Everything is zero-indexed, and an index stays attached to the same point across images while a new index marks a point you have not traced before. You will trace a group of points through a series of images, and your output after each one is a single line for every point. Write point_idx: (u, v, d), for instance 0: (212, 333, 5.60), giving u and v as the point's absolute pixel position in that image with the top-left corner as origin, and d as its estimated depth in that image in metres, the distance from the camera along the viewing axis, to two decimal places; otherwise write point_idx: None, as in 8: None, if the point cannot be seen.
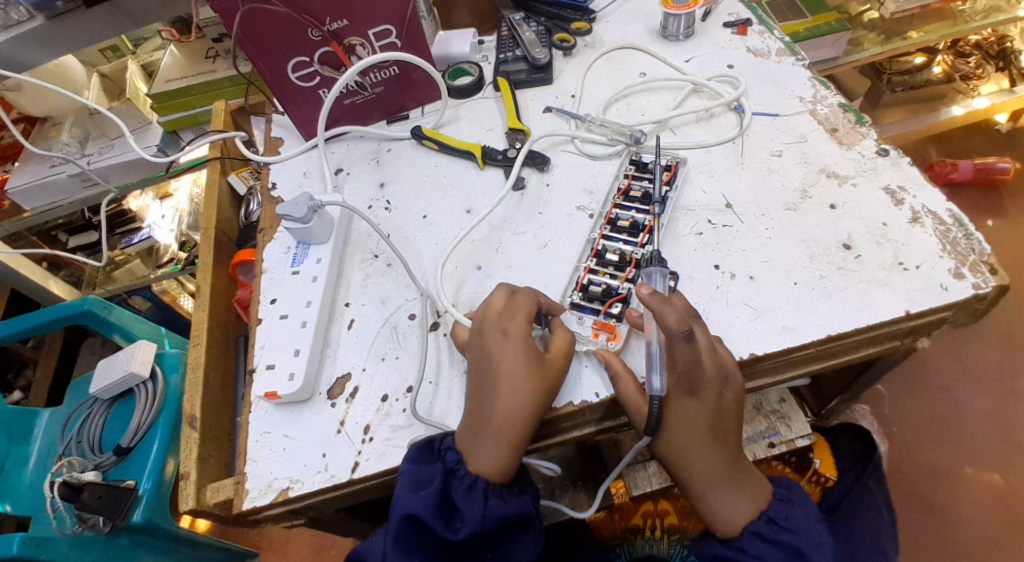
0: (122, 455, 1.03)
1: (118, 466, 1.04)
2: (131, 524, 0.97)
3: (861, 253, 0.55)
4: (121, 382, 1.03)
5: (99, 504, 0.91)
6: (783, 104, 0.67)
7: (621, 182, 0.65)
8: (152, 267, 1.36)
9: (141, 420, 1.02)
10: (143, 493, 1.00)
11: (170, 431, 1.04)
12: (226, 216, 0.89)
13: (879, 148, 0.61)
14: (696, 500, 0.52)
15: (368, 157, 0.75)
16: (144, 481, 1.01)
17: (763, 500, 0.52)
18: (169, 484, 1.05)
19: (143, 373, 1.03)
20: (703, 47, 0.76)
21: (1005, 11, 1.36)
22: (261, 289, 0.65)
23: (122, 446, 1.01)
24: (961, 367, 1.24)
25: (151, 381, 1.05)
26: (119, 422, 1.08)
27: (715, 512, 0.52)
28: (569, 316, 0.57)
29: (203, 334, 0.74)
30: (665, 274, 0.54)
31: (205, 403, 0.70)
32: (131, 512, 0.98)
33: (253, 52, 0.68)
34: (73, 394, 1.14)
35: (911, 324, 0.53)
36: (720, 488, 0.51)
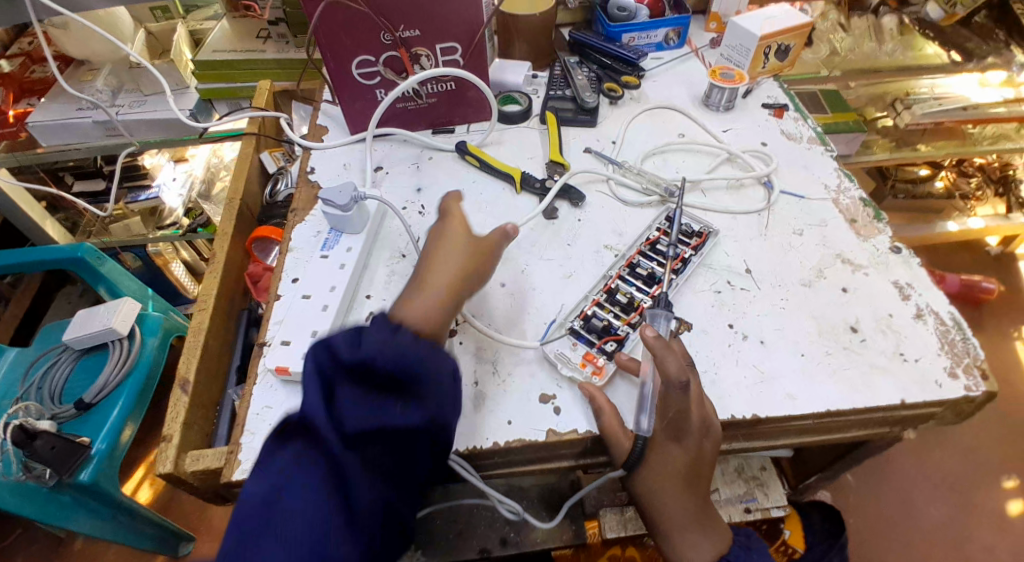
0: (82, 410, 1.01)
1: (75, 420, 1.01)
2: (77, 482, 0.93)
3: (866, 338, 0.58)
4: (96, 335, 1.02)
5: (49, 455, 0.88)
6: (810, 191, 0.70)
7: (651, 235, 0.67)
8: (151, 228, 1.35)
9: (109, 377, 1.01)
10: (94, 453, 0.97)
11: (135, 394, 1.03)
12: (252, 191, 0.91)
13: (893, 246, 0.64)
14: (661, 537, 0.54)
15: (409, 161, 0.78)
16: (98, 441, 0.98)
17: (725, 547, 0.53)
18: (123, 450, 1.02)
19: (121, 331, 1.02)
20: (741, 121, 0.80)
21: (1011, 140, 1.46)
22: (283, 265, 0.65)
23: (83, 400, 0.99)
24: (926, 472, 1.27)
25: (128, 340, 1.04)
26: (85, 373, 1.07)
27: (679, 552, 0.53)
28: (564, 341, 0.58)
29: (210, 301, 0.74)
30: (668, 319, 0.56)
31: (199, 369, 0.70)
32: (79, 470, 0.95)
33: (325, 42, 0.71)
34: (45, 337, 1.12)
35: (902, 414, 0.55)
36: (687, 530, 0.53)
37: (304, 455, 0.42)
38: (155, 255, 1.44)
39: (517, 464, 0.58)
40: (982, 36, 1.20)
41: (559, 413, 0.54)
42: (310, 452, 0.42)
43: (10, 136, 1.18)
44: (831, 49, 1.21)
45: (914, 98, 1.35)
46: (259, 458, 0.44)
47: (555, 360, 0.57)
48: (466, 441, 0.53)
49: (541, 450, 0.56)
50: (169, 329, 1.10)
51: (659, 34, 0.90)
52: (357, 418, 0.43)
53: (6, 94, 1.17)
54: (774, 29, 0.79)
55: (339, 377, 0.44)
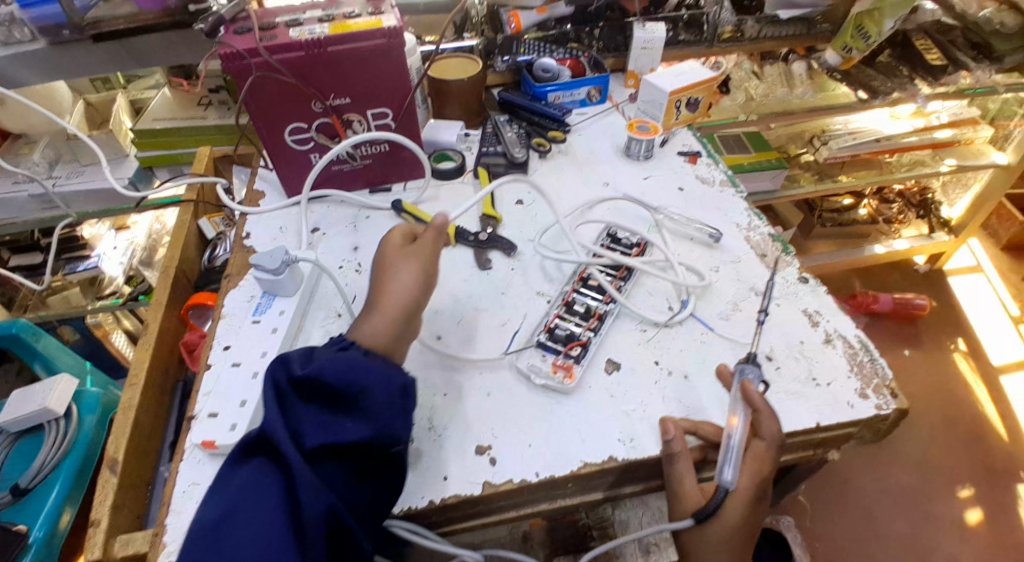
0: (16, 498, 0.95)
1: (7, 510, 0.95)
2: None
3: (781, 365, 0.61)
4: (31, 417, 0.97)
5: None
6: (721, 230, 0.75)
7: (596, 248, 0.74)
8: (91, 298, 1.34)
9: (46, 460, 0.95)
10: (32, 543, 0.92)
11: (72, 477, 0.99)
12: (188, 257, 0.90)
13: (801, 276, 0.69)
14: None
15: (347, 221, 0.79)
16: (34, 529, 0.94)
17: None
18: (60, 537, 0.97)
19: (59, 410, 0.97)
20: (659, 169, 0.85)
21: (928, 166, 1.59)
22: (214, 334, 0.64)
23: (19, 486, 0.94)
24: (877, 491, 1.33)
25: (64, 420, 1.00)
26: (19, 460, 1.00)
27: None
28: (534, 354, 0.62)
29: (142, 373, 0.73)
30: (760, 376, 0.59)
31: (130, 446, 0.68)
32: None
33: (255, 114, 0.73)
34: None
35: (822, 435, 0.58)
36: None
37: (261, 468, 0.44)
38: (95, 326, 1.39)
39: (460, 519, 0.57)
40: (885, 73, 1.28)
41: (495, 464, 0.54)
42: (267, 467, 0.44)
43: None
44: (747, 96, 1.31)
45: (830, 134, 1.48)
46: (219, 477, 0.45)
47: (528, 372, 0.60)
48: (401, 501, 0.52)
49: (478, 504, 0.55)
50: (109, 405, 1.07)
51: (581, 92, 0.96)
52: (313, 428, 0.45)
53: None
54: (682, 85, 0.86)
55: (294, 392, 0.46)
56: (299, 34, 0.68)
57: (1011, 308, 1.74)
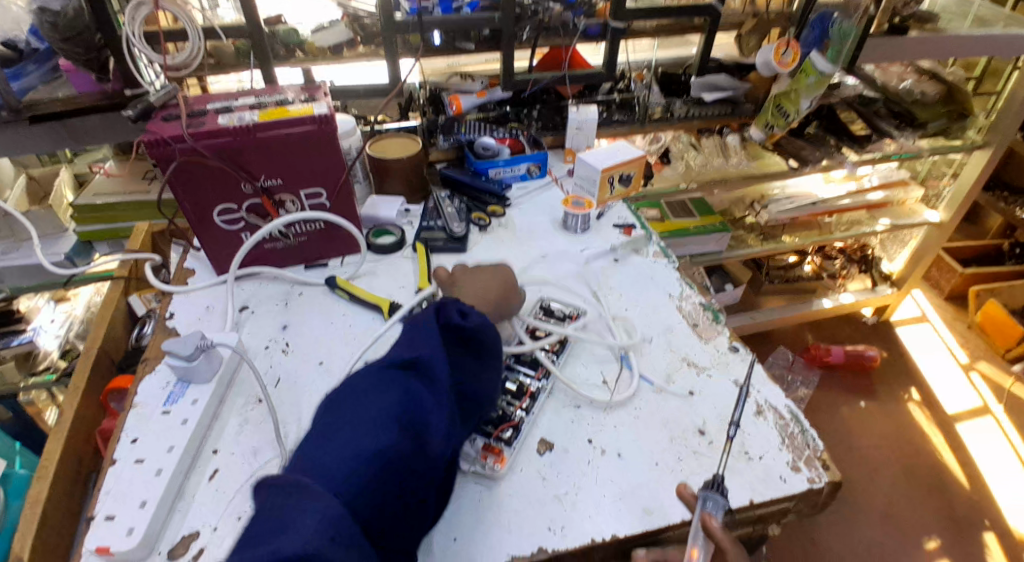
0: None
1: None
2: None
3: (713, 439, 0.60)
4: None
5: None
6: (654, 300, 0.76)
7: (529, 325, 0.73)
8: (24, 374, 1.24)
9: None
10: None
11: None
12: (114, 336, 0.87)
13: (731, 345, 0.70)
14: None
15: (278, 299, 0.78)
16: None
17: None
18: None
19: None
20: (595, 241, 0.87)
21: (865, 226, 1.65)
22: (120, 427, 0.60)
23: None
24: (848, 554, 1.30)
25: None
26: None
27: None
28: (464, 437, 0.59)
29: (52, 465, 0.70)
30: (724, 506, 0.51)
31: (36, 545, 0.64)
32: None
33: (183, 196, 0.72)
34: None
35: (757, 512, 0.56)
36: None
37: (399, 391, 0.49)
38: (27, 404, 1.27)
39: None
40: (814, 143, 1.34)
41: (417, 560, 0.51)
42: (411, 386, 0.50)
43: None
44: (686, 166, 1.36)
45: (769, 200, 1.55)
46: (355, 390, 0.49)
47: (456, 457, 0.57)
48: None
49: None
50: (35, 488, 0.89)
51: (521, 167, 0.98)
52: (446, 392, 0.50)
53: None
54: (614, 163, 0.89)
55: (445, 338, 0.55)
56: (227, 120, 0.69)
57: (959, 357, 1.79)
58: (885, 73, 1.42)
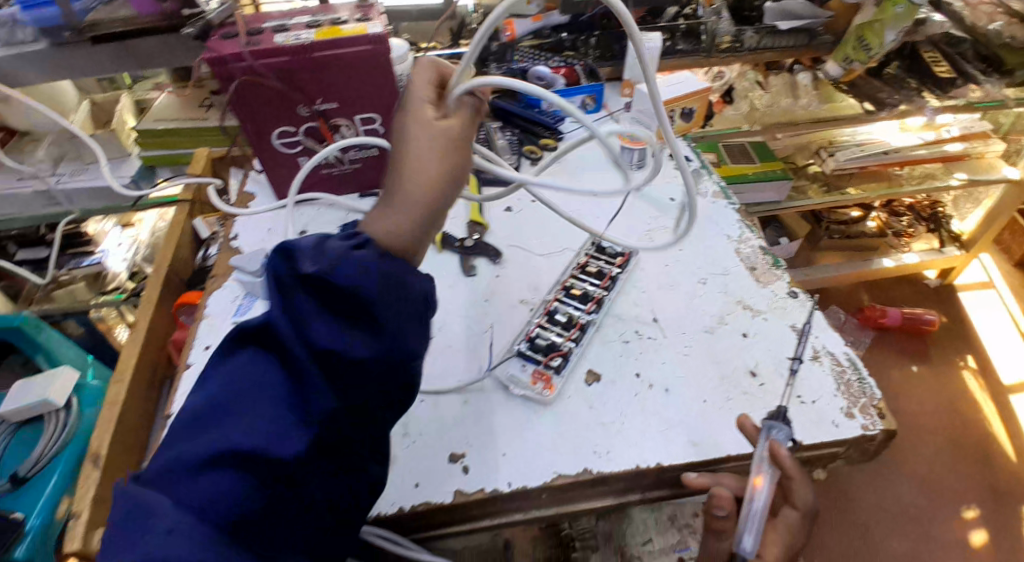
0: (16, 485, 0.95)
1: (6, 496, 0.95)
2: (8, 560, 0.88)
3: (764, 381, 0.59)
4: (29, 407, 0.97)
5: None
6: (712, 242, 0.73)
7: (579, 260, 0.72)
8: (95, 293, 1.34)
9: (43, 451, 0.96)
10: (28, 530, 0.92)
11: (69, 469, 0.98)
12: (182, 256, 0.92)
13: (791, 290, 0.67)
14: None
15: (334, 225, 0.79)
16: (31, 518, 0.93)
17: None
18: (59, 526, 0.97)
19: (58, 401, 0.98)
20: (651, 179, 0.84)
21: (937, 180, 1.56)
22: (194, 335, 0.64)
23: (18, 475, 0.94)
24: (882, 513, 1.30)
25: (66, 411, 1.01)
26: (19, 450, 1.00)
27: None
28: (514, 362, 0.60)
29: (128, 370, 0.76)
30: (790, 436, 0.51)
31: (113, 444, 0.70)
32: (12, 547, 0.89)
33: (243, 117, 0.73)
34: None
35: (804, 455, 0.56)
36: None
37: (256, 360, 0.41)
38: (98, 321, 1.34)
39: (431, 528, 0.56)
40: (893, 85, 1.26)
41: (466, 472, 0.53)
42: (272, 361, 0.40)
43: None
44: (751, 106, 1.30)
45: (838, 146, 1.47)
46: (207, 367, 0.42)
47: (507, 382, 0.59)
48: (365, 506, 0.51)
49: (450, 513, 0.54)
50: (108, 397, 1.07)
51: (576, 100, 0.94)
52: (314, 362, 0.39)
53: None
54: (675, 95, 0.85)
55: (303, 288, 0.40)
56: (285, 40, 0.68)
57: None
58: (974, 12, 1.30)
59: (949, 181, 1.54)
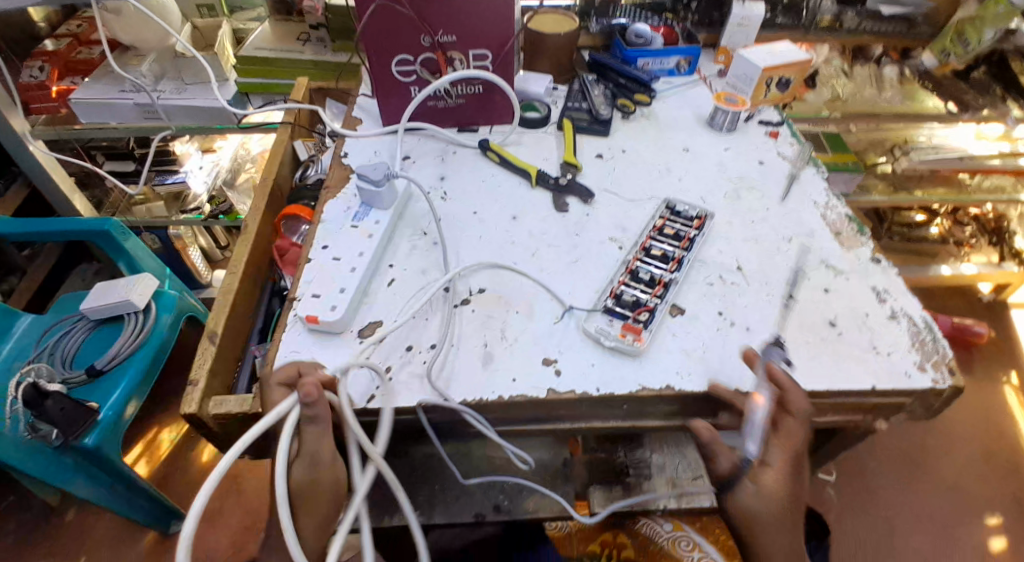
0: (93, 377, 1.09)
1: (84, 386, 1.09)
2: (81, 445, 1.00)
3: (842, 331, 0.63)
4: (114, 306, 1.13)
5: (59, 415, 0.95)
6: (799, 206, 0.76)
7: (654, 223, 0.73)
8: (175, 211, 1.42)
9: (121, 348, 1.10)
10: (100, 420, 1.04)
11: (140, 373, 1.11)
12: (284, 173, 0.97)
13: (873, 256, 0.70)
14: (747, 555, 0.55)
15: (435, 153, 0.84)
16: (103, 409, 1.05)
17: None
18: (126, 424, 1.09)
19: (139, 305, 1.14)
20: (741, 143, 0.86)
21: (1007, 193, 1.53)
22: (314, 235, 0.71)
23: (95, 367, 1.08)
24: (909, 512, 1.32)
25: (142, 314, 1.16)
26: (96, 344, 1.17)
27: None
28: (601, 318, 0.63)
29: (241, 265, 0.80)
30: (783, 358, 0.60)
31: (226, 325, 0.75)
32: (85, 435, 1.01)
33: (369, 48, 0.79)
34: (59, 307, 1.23)
35: (873, 400, 0.60)
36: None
37: None
38: (176, 238, 1.51)
39: (515, 424, 0.62)
40: (978, 89, 1.24)
41: (559, 375, 0.58)
42: None
43: (50, 111, 1.23)
44: (834, 94, 1.27)
45: (913, 146, 1.45)
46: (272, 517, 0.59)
47: (598, 334, 0.61)
48: (468, 393, 0.57)
49: (541, 410, 0.59)
50: (182, 309, 1.20)
51: (671, 61, 0.97)
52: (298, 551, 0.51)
53: (51, 71, 1.22)
54: (776, 64, 0.88)
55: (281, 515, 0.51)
56: None
57: None
58: None
59: (1018, 196, 1.52)
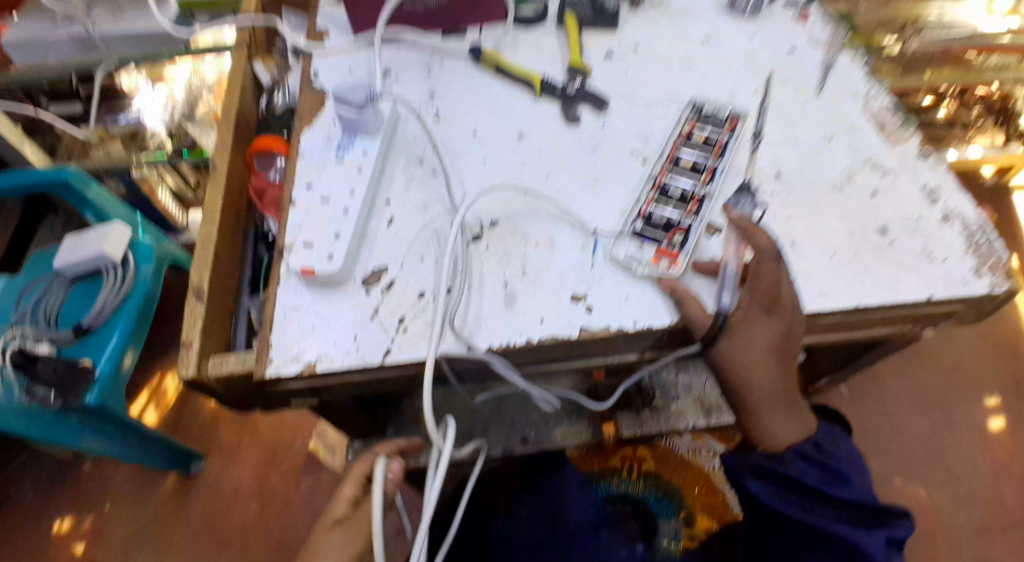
0: (81, 334, 1.03)
1: (74, 344, 1.03)
2: (84, 403, 0.96)
3: (894, 239, 0.57)
4: (89, 261, 1.04)
5: (53, 376, 0.90)
6: (836, 98, 0.68)
7: (684, 127, 0.65)
8: (134, 152, 1.28)
9: (107, 299, 1.02)
10: (99, 376, 1.00)
11: (132, 323, 1.05)
12: (246, 101, 0.85)
13: (920, 151, 0.63)
14: (746, 412, 0.53)
15: (420, 65, 0.73)
16: (100, 363, 1.01)
17: (803, 430, 0.53)
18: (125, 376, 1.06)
19: (115, 256, 1.04)
20: (766, 27, 0.75)
21: None
22: (293, 171, 0.63)
23: (83, 324, 1.02)
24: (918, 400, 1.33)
25: (122, 267, 1.07)
26: (78, 298, 1.10)
27: (766, 428, 0.53)
28: (629, 244, 0.56)
29: (216, 211, 0.72)
30: (754, 205, 0.58)
31: (212, 278, 0.68)
32: (85, 392, 0.97)
33: None
34: (33, 264, 1.13)
35: (925, 311, 0.56)
36: (771, 408, 0.53)
37: None
38: (141, 182, 1.34)
39: (542, 366, 0.57)
40: None
41: (590, 312, 0.53)
42: None
43: None
44: None
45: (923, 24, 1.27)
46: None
47: (627, 262, 0.55)
48: (494, 340, 0.52)
49: (571, 350, 0.55)
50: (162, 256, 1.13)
51: None
52: None
53: None
54: None
55: None
56: None
57: None
58: None
59: None
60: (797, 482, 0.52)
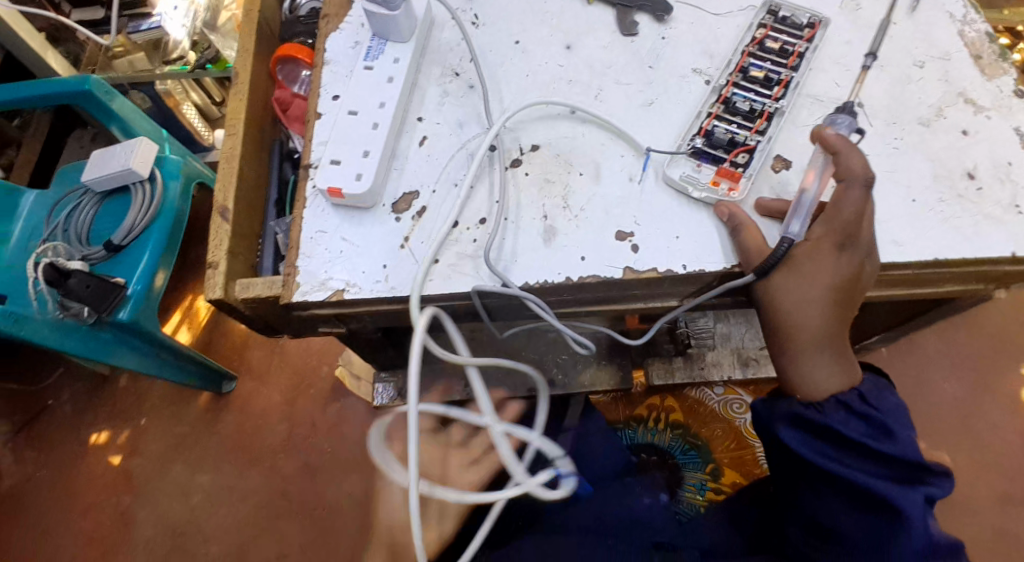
0: (113, 252, 1.02)
1: (106, 262, 1.03)
2: (117, 320, 0.96)
3: (983, 186, 0.51)
4: (117, 176, 1.02)
5: (87, 293, 0.91)
6: (931, 17, 0.59)
7: (757, 32, 0.58)
8: (156, 63, 1.21)
9: (135, 220, 1.02)
10: (132, 295, 1.00)
11: (162, 242, 1.05)
12: (269, 3, 0.78)
13: (1018, 88, 0.55)
14: (788, 353, 0.49)
15: None
16: (133, 283, 1.01)
17: (848, 381, 0.49)
18: (158, 294, 1.05)
19: (142, 172, 1.02)
20: None
21: None
22: (322, 81, 0.58)
23: (113, 242, 1.01)
24: None
25: (149, 184, 1.05)
26: (109, 217, 1.08)
27: (807, 373, 0.49)
28: (687, 162, 0.52)
29: (239, 125, 0.68)
30: (853, 127, 0.50)
31: (238, 197, 0.65)
32: (118, 310, 0.97)
33: None
34: (62, 179, 1.12)
35: (1005, 269, 0.51)
36: (816, 352, 0.48)
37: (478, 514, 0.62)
38: (166, 94, 1.33)
39: (578, 305, 0.54)
40: None
41: (635, 251, 0.49)
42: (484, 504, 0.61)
43: None
44: None
45: None
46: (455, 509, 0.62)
47: (683, 184, 0.51)
48: (531, 276, 0.49)
49: (612, 291, 0.51)
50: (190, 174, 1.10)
51: None
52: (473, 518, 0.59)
53: None
54: None
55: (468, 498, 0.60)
56: None
57: None
58: None
59: None
60: (831, 431, 0.48)
